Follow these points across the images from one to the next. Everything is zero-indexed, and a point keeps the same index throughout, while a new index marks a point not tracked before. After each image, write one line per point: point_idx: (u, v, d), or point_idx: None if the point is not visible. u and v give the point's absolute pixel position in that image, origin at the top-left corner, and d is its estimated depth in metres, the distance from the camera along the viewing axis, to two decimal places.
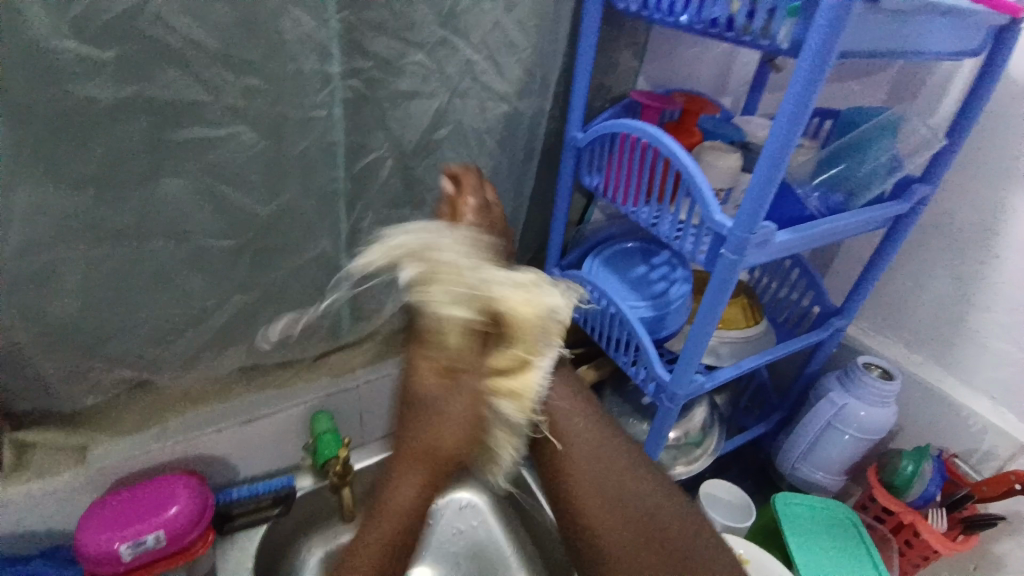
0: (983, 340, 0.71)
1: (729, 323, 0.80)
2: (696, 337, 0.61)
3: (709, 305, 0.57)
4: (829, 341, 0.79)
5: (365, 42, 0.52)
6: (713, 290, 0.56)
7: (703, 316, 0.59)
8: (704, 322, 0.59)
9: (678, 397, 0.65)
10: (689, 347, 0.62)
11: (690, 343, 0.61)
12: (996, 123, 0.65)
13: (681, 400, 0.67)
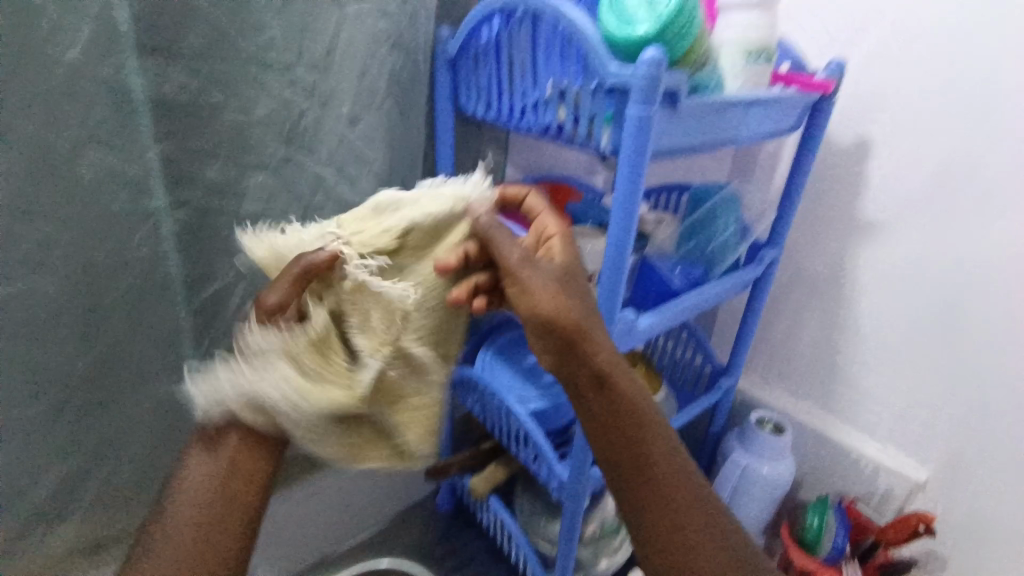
0: (855, 382, 0.75)
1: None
2: (586, 434, 0.59)
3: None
4: (725, 400, 0.82)
5: (192, 171, 0.48)
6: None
7: (587, 412, 0.58)
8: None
9: (580, 494, 0.63)
10: (578, 443, 0.60)
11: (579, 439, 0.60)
12: (823, 186, 0.71)
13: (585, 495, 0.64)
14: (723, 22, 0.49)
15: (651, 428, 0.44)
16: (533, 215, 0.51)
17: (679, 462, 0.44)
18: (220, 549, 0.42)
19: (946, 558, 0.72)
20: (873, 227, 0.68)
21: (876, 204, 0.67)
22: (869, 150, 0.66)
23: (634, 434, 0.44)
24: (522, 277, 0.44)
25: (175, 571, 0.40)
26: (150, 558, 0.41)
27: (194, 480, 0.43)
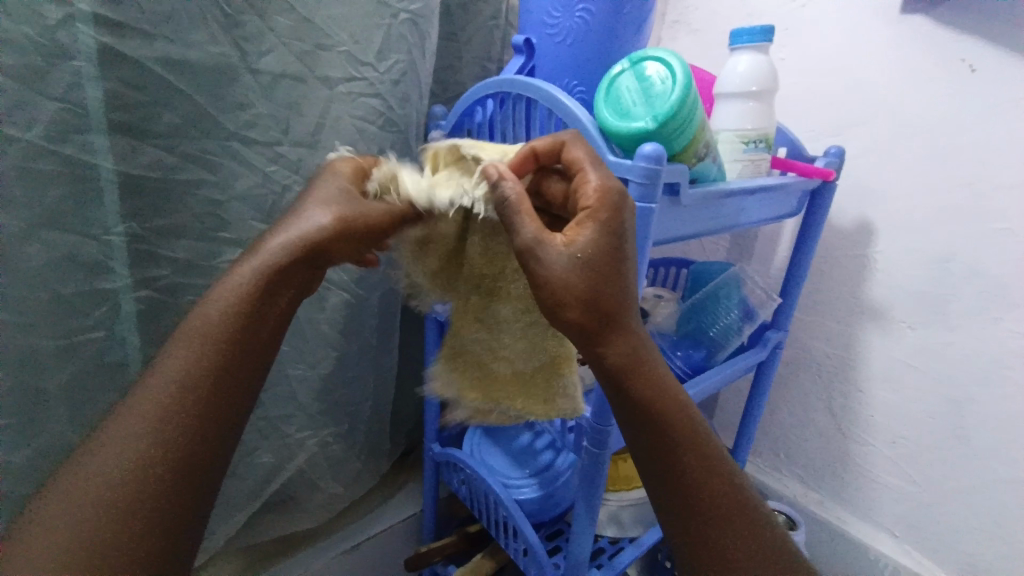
0: (870, 474, 0.70)
1: (636, 480, 0.75)
2: (581, 540, 0.55)
3: (585, 505, 0.54)
4: None
5: (156, 249, 0.47)
6: (585, 485, 0.53)
7: (581, 517, 0.54)
8: (583, 524, 0.55)
9: None
10: (574, 543, 0.55)
11: (575, 538, 0.55)
12: (828, 266, 0.68)
13: None
14: (721, 113, 0.51)
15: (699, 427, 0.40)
16: (574, 169, 0.38)
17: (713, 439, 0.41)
18: (174, 494, 0.34)
19: None
20: (879, 312, 0.65)
21: (880, 288, 0.64)
22: (870, 233, 0.64)
23: (668, 433, 0.39)
24: (548, 261, 0.36)
25: (116, 510, 0.33)
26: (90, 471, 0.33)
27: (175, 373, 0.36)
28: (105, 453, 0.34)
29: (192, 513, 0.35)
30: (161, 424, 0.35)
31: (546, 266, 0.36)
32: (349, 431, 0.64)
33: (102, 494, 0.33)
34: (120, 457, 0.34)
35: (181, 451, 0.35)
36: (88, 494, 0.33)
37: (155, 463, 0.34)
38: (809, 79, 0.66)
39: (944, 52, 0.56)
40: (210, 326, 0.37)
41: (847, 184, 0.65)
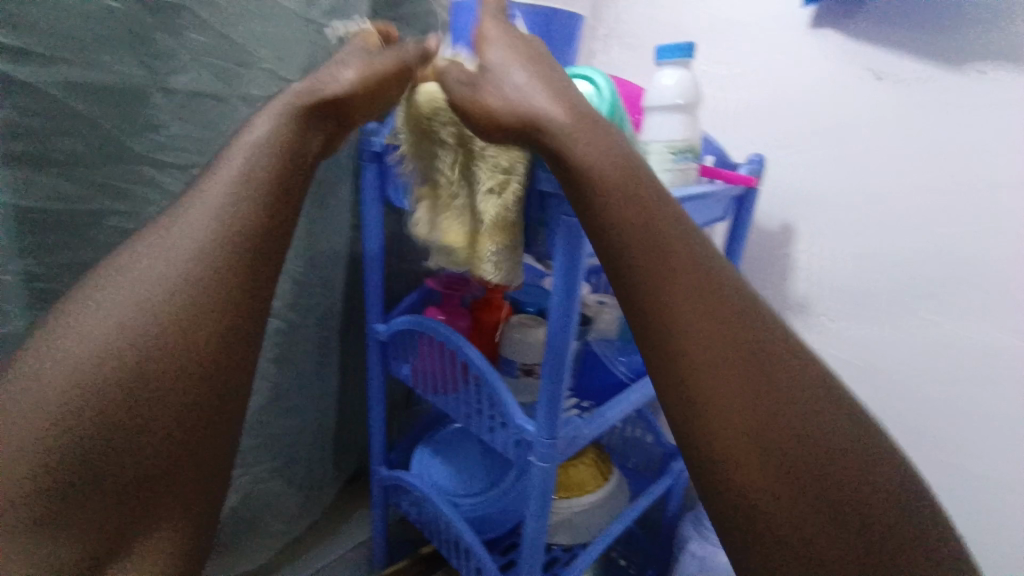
0: None
1: (585, 487, 0.75)
2: (533, 554, 0.55)
3: (535, 519, 0.53)
4: (678, 484, 0.80)
5: (62, 286, 0.43)
6: (534, 499, 0.52)
7: (531, 531, 0.54)
8: (535, 539, 0.54)
9: None
10: (526, 558, 0.55)
11: (527, 554, 0.55)
12: (754, 267, 0.72)
13: None
14: (649, 126, 0.52)
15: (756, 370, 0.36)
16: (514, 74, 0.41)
17: (792, 388, 0.36)
18: (186, 426, 0.36)
19: None
20: (803, 309, 0.69)
21: (801, 286, 0.69)
22: (791, 235, 0.68)
23: (754, 392, 0.36)
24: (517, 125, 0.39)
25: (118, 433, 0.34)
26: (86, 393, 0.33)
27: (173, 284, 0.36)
28: (109, 357, 0.34)
29: (196, 445, 0.36)
30: (151, 388, 0.35)
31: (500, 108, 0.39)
32: (289, 465, 0.61)
33: (92, 406, 0.33)
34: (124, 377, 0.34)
35: (180, 368, 0.35)
36: (86, 412, 0.33)
37: (165, 378, 0.35)
38: (730, 91, 0.69)
39: (851, 69, 0.60)
40: (210, 245, 0.37)
41: (768, 189, 0.69)
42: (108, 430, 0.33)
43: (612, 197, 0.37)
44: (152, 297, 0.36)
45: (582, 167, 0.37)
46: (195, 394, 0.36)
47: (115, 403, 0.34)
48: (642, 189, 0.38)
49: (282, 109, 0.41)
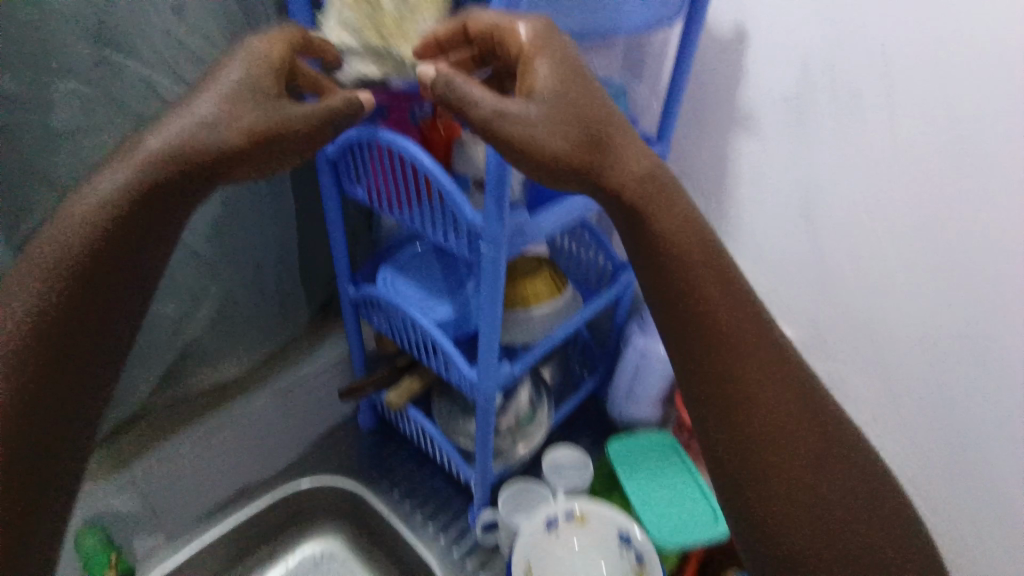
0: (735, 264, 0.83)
1: (540, 299, 0.82)
2: (490, 332, 0.62)
3: (489, 301, 0.59)
4: (625, 293, 0.88)
5: None
6: (487, 282, 0.57)
7: (487, 311, 0.60)
8: (490, 318, 0.61)
9: (491, 389, 0.66)
10: (484, 341, 0.62)
11: (485, 337, 0.62)
12: (707, 77, 0.72)
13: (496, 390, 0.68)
14: None
15: (690, 301, 0.49)
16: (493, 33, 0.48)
17: (754, 369, 0.49)
18: (74, 315, 0.48)
19: None
20: (748, 118, 0.71)
21: (749, 94, 0.69)
22: (743, 40, 0.67)
23: (724, 377, 0.49)
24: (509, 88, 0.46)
25: (62, 295, 0.47)
26: (58, 249, 0.46)
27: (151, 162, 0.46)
28: (67, 224, 0.46)
29: (85, 339, 0.49)
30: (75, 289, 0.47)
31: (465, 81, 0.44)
32: (253, 282, 0.65)
33: (49, 258, 0.46)
34: (79, 240, 0.46)
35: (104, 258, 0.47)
36: (46, 257, 0.46)
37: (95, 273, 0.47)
38: None
39: None
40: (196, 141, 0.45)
41: None
42: (39, 313, 0.46)
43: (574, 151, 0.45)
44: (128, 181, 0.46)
45: (536, 144, 0.43)
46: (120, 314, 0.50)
47: (47, 285, 0.46)
48: (583, 106, 0.46)
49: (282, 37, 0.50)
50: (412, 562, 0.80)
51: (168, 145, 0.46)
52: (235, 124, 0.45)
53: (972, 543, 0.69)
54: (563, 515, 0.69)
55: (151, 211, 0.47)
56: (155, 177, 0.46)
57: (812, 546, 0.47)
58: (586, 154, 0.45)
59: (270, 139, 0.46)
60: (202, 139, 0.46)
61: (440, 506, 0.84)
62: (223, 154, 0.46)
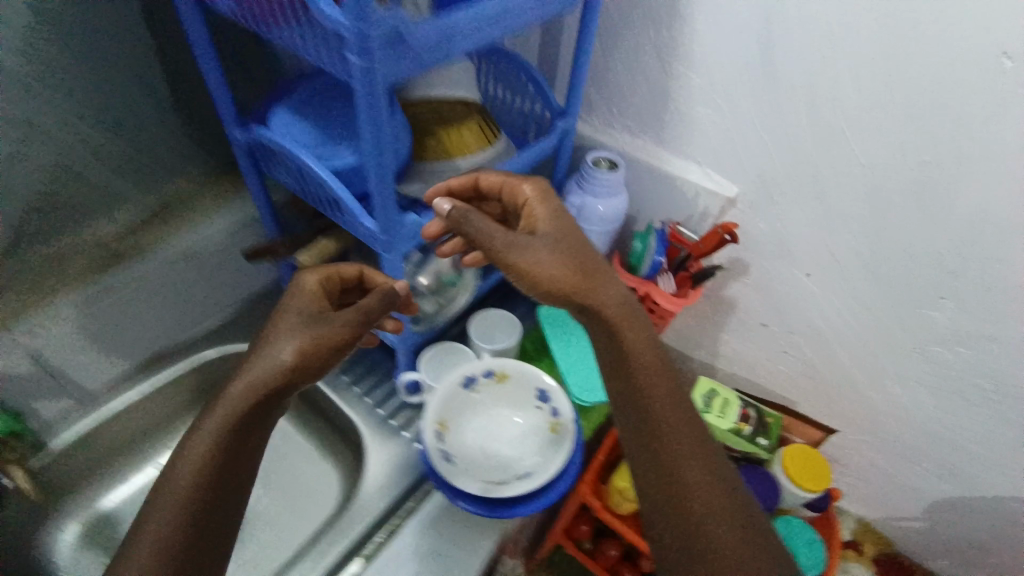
0: (684, 108, 0.74)
1: (470, 149, 0.76)
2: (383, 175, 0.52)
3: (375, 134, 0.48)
4: (564, 144, 0.80)
5: None
6: (369, 106, 0.46)
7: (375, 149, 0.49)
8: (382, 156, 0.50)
9: (392, 245, 0.58)
10: (374, 187, 0.53)
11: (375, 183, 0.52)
12: None
13: (401, 246, 0.60)
14: None
15: (626, 375, 0.59)
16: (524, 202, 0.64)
17: (670, 430, 0.56)
18: (222, 484, 0.52)
19: (746, 263, 0.82)
20: None
21: None
22: None
23: (655, 429, 0.56)
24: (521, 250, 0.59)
25: (211, 455, 0.52)
26: (207, 438, 0.52)
27: (268, 365, 0.56)
28: (203, 431, 0.53)
29: (230, 510, 0.53)
30: (222, 460, 0.52)
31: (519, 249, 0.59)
32: None
33: (207, 455, 0.52)
34: (228, 438, 0.53)
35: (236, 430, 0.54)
36: (186, 484, 0.50)
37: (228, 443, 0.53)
38: None
39: None
40: (300, 348, 0.56)
41: None
42: (195, 488, 0.51)
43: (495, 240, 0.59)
44: (261, 382, 0.55)
45: (511, 261, 0.59)
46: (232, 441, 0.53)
47: (217, 449, 0.52)
48: (584, 263, 0.61)
49: (315, 280, 0.62)
50: (339, 421, 0.80)
51: (265, 378, 0.55)
52: (293, 339, 0.57)
53: (872, 358, 0.79)
54: (480, 375, 0.67)
55: (255, 411, 0.55)
56: (262, 393, 0.55)
57: (722, 545, 0.50)
58: (583, 270, 0.60)
59: (320, 349, 0.57)
60: (268, 353, 0.56)
61: (367, 367, 0.82)
62: (313, 344, 0.57)
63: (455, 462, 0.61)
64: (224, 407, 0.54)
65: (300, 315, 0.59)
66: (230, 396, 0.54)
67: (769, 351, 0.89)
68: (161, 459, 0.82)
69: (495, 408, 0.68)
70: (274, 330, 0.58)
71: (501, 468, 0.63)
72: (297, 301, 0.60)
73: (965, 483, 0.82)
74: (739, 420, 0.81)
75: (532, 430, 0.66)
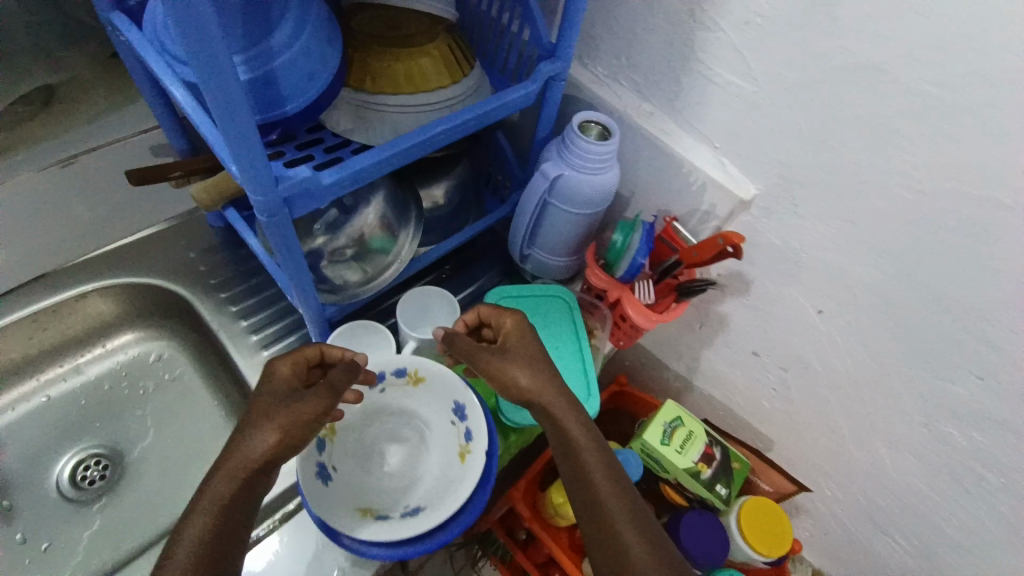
0: (706, 72, 0.56)
1: (430, 83, 0.58)
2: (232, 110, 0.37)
3: (198, 47, 0.33)
4: (551, 95, 0.62)
5: None
6: (174, 3, 0.31)
7: (202, 71, 0.34)
8: (219, 81, 0.35)
9: (267, 203, 0.43)
10: (224, 120, 0.37)
11: (225, 113, 0.37)
12: None
13: (285, 205, 0.45)
14: None
15: (570, 463, 0.51)
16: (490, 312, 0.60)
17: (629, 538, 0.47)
18: None
19: (749, 280, 0.66)
20: None
21: None
22: None
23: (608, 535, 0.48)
24: (482, 354, 0.56)
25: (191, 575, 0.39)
26: (176, 556, 0.40)
27: (242, 455, 0.45)
28: (175, 543, 0.41)
29: None
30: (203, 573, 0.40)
31: (483, 354, 0.56)
32: None
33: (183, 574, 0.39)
34: (210, 540, 0.41)
35: (220, 532, 0.42)
36: None
37: (215, 548, 0.41)
38: None
39: None
40: (275, 426, 0.46)
41: None
42: None
43: (460, 347, 0.57)
44: (234, 473, 0.44)
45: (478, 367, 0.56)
46: (219, 547, 0.41)
47: (198, 558, 0.40)
48: (540, 367, 0.55)
49: (285, 359, 0.51)
50: (242, 384, 0.69)
51: (243, 471, 0.44)
52: (270, 425, 0.46)
53: (868, 419, 0.65)
54: (391, 372, 0.55)
55: (238, 504, 0.44)
56: (241, 484, 0.44)
57: None
58: (545, 375, 0.55)
59: (306, 425, 0.47)
60: (240, 447, 0.45)
61: (284, 328, 0.70)
62: (296, 422, 0.47)
63: (332, 484, 0.50)
64: (205, 508, 0.42)
65: (281, 392, 0.49)
66: (203, 494, 0.43)
67: (752, 383, 0.75)
68: (46, 392, 0.71)
69: (388, 427, 0.57)
70: (243, 416, 0.47)
71: (385, 499, 0.52)
72: (270, 387, 0.49)
73: (937, 569, 0.71)
74: (700, 460, 0.69)
75: (433, 456, 0.55)
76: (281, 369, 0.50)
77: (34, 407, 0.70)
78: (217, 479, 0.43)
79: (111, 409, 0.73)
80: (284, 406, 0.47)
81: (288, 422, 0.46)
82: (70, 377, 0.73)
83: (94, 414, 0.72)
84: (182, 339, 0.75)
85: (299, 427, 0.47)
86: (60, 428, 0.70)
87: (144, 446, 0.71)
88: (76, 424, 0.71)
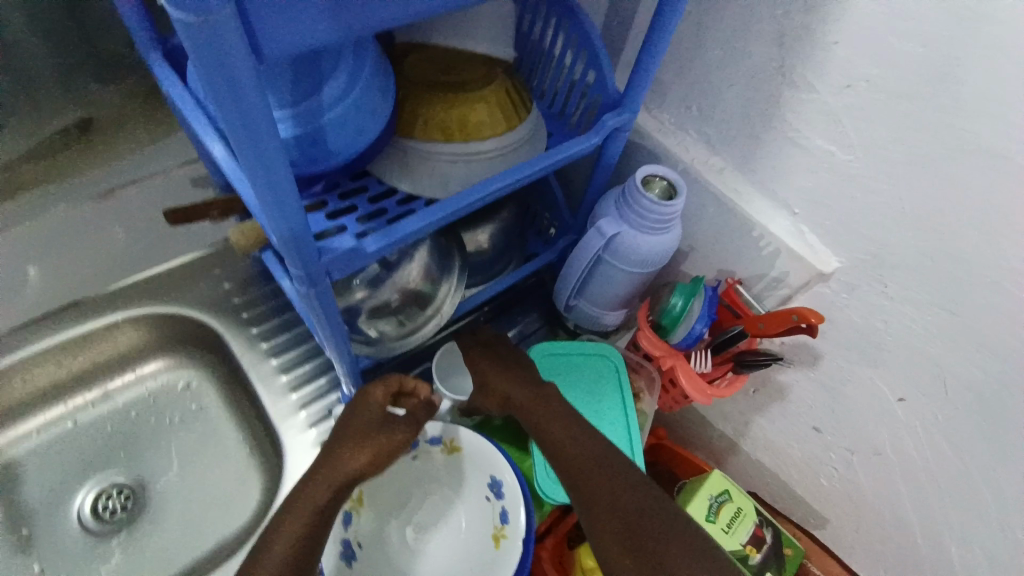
0: (792, 134, 0.51)
1: (485, 132, 0.55)
2: (277, 191, 0.33)
3: (243, 133, 0.29)
4: (613, 146, 0.57)
5: None
6: (221, 92, 0.27)
7: (245, 155, 0.30)
8: (265, 164, 0.31)
9: (308, 273, 0.40)
10: (269, 196, 0.33)
11: (271, 190, 0.33)
12: None
13: (326, 274, 0.41)
14: None
15: (570, 473, 0.55)
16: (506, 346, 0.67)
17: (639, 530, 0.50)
18: None
19: (818, 354, 0.60)
20: None
21: None
22: None
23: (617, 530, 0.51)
24: (496, 381, 0.63)
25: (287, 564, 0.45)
26: (278, 539, 0.46)
27: (338, 468, 0.51)
28: (277, 529, 0.47)
29: None
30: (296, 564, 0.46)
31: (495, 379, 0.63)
32: None
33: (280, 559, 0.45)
34: (305, 537, 0.47)
35: (313, 533, 0.48)
36: None
37: (307, 545, 0.47)
38: None
39: None
40: (367, 450, 0.52)
41: None
42: None
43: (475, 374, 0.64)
44: (331, 482, 0.50)
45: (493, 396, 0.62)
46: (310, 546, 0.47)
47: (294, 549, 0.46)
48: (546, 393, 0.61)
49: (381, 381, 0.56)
50: (269, 425, 0.67)
51: (338, 483, 0.50)
52: (363, 448, 0.52)
53: (943, 518, 0.59)
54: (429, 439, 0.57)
55: (330, 510, 0.49)
56: (336, 493, 0.50)
57: None
58: (550, 395, 0.61)
59: (389, 454, 0.53)
60: (336, 459, 0.52)
61: (315, 369, 0.68)
62: (384, 450, 0.53)
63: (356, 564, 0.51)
64: (304, 507, 0.48)
65: (373, 418, 0.54)
66: (303, 493, 0.49)
67: (810, 458, 0.69)
68: (77, 417, 0.71)
69: (416, 505, 0.57)
70: (339, 429, 0.54)
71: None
72: (363, 409, 0.54)
73: None
74: (748, 540, 0.65)
75: (459, 541, 0.55)
76: (374, 393, 0.55)
77: (65, 432, 0.70)
78: (318, 483, 0.50)
79: (140, 437, 0.72)
80: (376, 432, 0.53)
81: (378, 451, 0.53)
82: (102, 403, 0.72)
83: (121, 443, 0.71)
84: (212, 370, 0.74)
85: (384, 455, 0.53)
86: (88, 455, 0.70)
87: (168, 478, 0.70)
88: (103, 452, 0.70)
